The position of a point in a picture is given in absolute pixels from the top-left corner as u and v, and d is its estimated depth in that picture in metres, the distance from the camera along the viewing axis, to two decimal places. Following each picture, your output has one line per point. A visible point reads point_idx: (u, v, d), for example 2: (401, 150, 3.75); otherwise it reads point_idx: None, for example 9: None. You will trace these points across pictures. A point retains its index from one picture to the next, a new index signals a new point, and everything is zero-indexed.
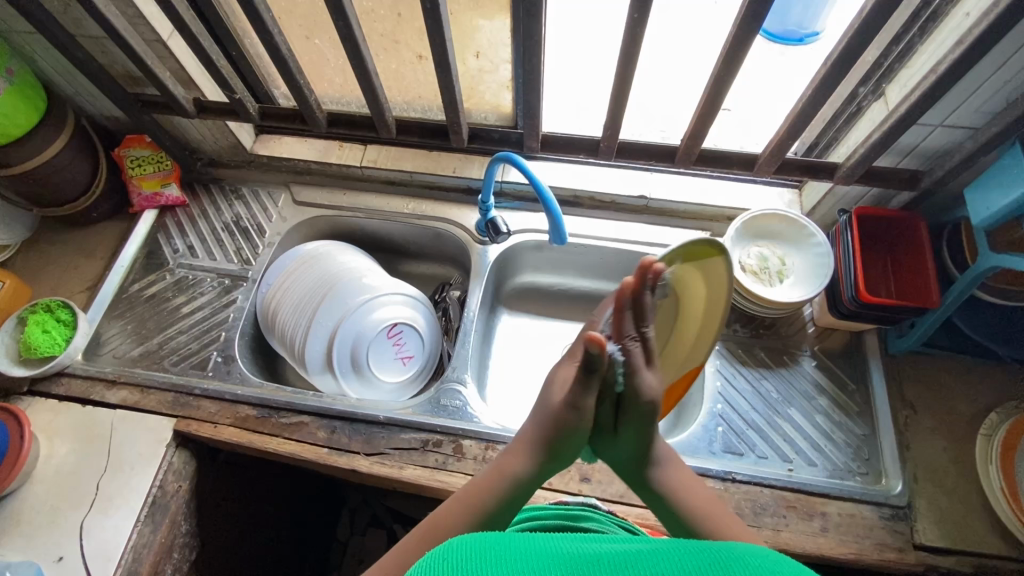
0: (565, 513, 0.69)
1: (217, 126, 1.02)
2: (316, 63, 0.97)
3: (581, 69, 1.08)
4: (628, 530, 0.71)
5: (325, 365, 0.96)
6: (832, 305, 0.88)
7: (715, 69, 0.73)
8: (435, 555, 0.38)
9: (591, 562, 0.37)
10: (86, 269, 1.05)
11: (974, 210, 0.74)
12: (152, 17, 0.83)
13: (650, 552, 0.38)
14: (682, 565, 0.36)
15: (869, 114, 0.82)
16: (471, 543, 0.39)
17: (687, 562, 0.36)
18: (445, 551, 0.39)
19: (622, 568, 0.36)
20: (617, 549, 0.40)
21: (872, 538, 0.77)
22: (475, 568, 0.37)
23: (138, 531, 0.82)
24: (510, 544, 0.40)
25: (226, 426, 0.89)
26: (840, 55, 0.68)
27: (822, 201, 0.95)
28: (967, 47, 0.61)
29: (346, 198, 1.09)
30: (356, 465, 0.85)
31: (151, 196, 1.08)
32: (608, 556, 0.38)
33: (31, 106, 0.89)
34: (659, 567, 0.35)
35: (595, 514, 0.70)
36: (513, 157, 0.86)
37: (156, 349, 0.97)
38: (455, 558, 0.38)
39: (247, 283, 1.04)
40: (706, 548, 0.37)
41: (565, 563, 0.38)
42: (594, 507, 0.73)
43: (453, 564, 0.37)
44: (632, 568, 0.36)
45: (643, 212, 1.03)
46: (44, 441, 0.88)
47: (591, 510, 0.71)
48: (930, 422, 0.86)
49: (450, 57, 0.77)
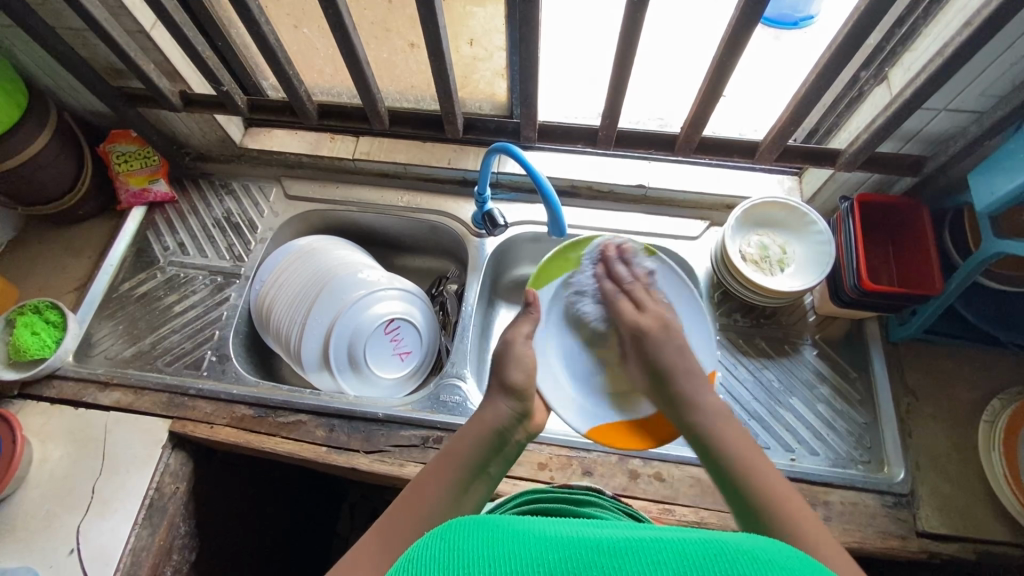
0: (565, 497, 0.69)
1: (206, 119, 1.00)
2: (306, 53, 0.95)
3: (579, 56, 1.06)
4: (631, 514, 0.70)
5: (322, 362, 0.95)
6: (833, 294, 0.87)
7: (717, 54, 0.71)
8: (437, 531, 0.38)
9: (595, 546, 0.36)
10: (74, 268, 1.03)
11: (978, 195, 0.72)
12: (133, 6, 0.80)
13: (657, 540, 0.36)
14: (687, 551, 0.34)
15: (871, 98, 0.80)
16: (474, 520, 0.39)
17: (694, 554, 0.34)
18: (448, 526, 0.39)
19: (625, 558, 0.34)
20: (625, 534, 0.38)
21: (875, 526, 0.77)
22: (473, 547, 0.36)
23: (137, 533, 0.81)
24: (511, 523, 0.39)
25: (222, 426, 0.88)
26: (846, 37, 0.66)
27: (822, 188, 0.93)
28: (976, 28, 0.60)
29: (339, 192, 1.07)
30: (356, 464, 0.84)
31: (139, 193, 1.05)
32: (613, 541, 0.36)
33: (13, 102, 0.86)
34: (663, 554, 0.34)
35: (596, 499, 0.69)
36: (511, 148, 0.84)
37: (148, 349, 0.96)
38: (455, 535, 0.38)
39: (240, 280, 1.02)
40: (715, 541, 0.35)
41: (566, 544, 0.36)
42: (598, 493, 0.73)
43: (452, 543, 0.37)
44: (634, 557, 0.34)
45: (641, 201, 1.01)
46: (38, 445, 0.87)
47: (595, 495, 0.71)
48: (931, 409, 0.86)
49: (443, 44, 0.74)
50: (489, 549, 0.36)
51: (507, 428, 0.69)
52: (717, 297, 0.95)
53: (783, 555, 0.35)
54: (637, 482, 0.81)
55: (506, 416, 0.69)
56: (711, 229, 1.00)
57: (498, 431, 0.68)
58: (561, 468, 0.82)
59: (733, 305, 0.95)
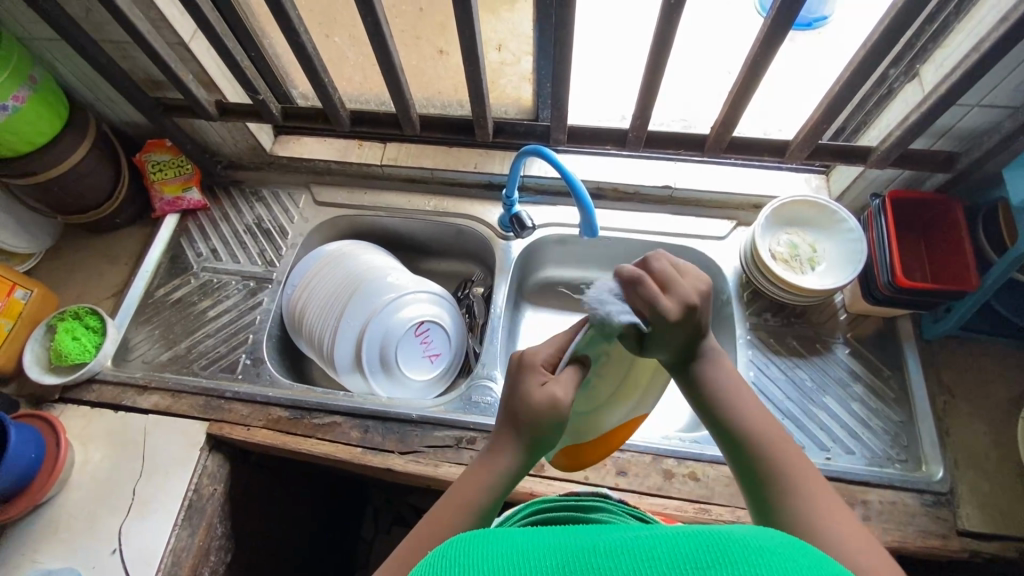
0: (573, 504, 0.68)
1: (238, 127, 1.02)
2: (337, 62, 0.98)
3: (606, 63, 1.07)
4: (639, 518, 0.69)
5: (354, 365, 0.96)
6: (865, 291, 0.87)
7: (750, 55, 0.72)
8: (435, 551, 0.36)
9: (590, 548, 0.34)
10: (112, 275, 1.06)
11: (1014, 190, 0.72)
12: (174, 19, 0.82)
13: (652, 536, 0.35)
14: (678, 547, 0.33)
15: (902, 95, 0.80)
16: (470, 534, 0.37)
17: (683, 545, 0.33)
18: (444, 545, 0.37)
19: (619, 557, 0.33)
20: (620, 534, 0.36)
21: (915, 525, 0.77)
22: (472, 562, 0.34)
23: (176, 534, 0.83)
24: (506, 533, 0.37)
25: (259, 428, 0.89)
26: (879, 38, 0.67)
27: (852, 186, 0.93)
28: (1012, 24, 0.60)
29: (367, 198, 1.09)
30: (391, 464, 0.85)
31: (173, 201, 1.08)
32: (609, 540, 0.35)
33: (54, 113, 0.89)
34: (655, 551, 0.33)
35: (606, 504, 0.68)
36: (542, 150, 0.85)
37: (184, 353, 0.97)
38: (452, 555, 0.36)
39: (272, 285, 1.03)
40: (702, 532, 0.34)
41: (562, 547, 0.35)
42: (605, 498, 0.72)
43: (452, 559, 0.35)
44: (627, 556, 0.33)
45: (667, 202, 1.02)
46: (79, 448, 0.89)
47: (601, 501, 0.69)
48: (968, 406, 0.85)
49: (478, 50, 0.76)
50: (486, 559, 0.34)
51: (516, 471, 0.52)
52: (747, 297, 0.95)
53: (775, 541, 0.34)
54: (672, 481, 0.81)
55: (512, 460, 0.52)
56: (738, 228, 1.00)
57: (502, 477, 0.52)
58: (595, 468, 0.82)
59: (763, 304, 0.94)
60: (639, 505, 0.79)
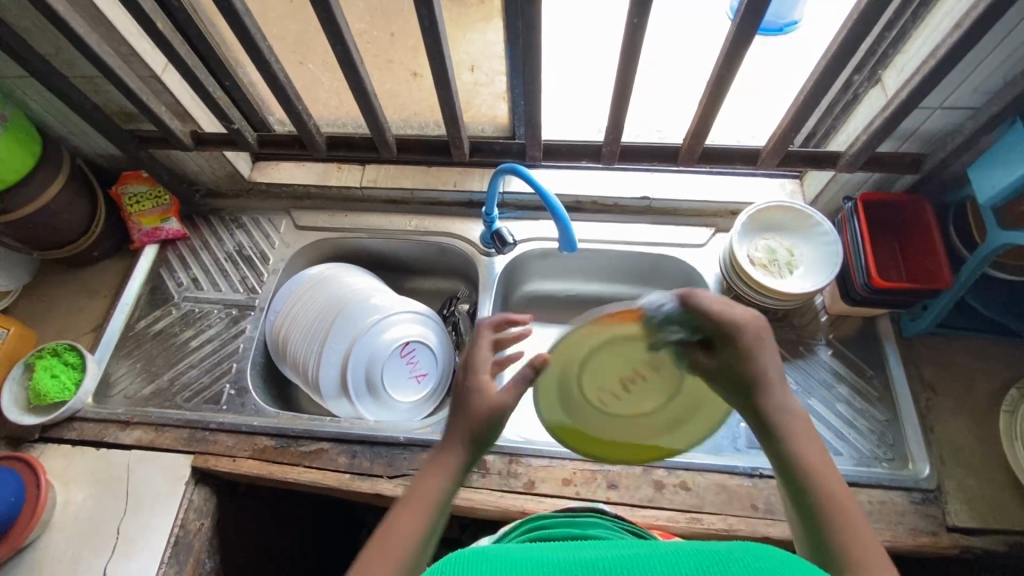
0: (565, 521, 0.67)
1: (215, 155, 1.03)
2: (312, 87, 0.99)
3: (580, 78, 1.09)
4: (634, 533, 0.68)
5: (340, 390, 0.95)
6: (843, 293, 0.88)
7: (715, 68, 0.73)
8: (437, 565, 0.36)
9: (589, 568, 0.35)
10: (91, 310, 1.04)
11: (979, 189, 0.73)
12: (144, 52, 0.83)
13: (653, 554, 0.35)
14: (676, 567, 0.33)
15: (866, 100, 0.82)
16: (469, 549, 0.38)
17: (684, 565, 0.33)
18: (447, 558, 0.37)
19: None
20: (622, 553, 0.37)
21: (905, 524, 0.77)
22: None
23: (164, 572, 0.81)
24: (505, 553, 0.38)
25: (245, 459, 0.88)
26: (839, 49, 0.69)
27: (825, 189, 0.95)
28: (966, 29, 0.62)
29: (347, 220, 1.09)
30: (380, 489, 0.84)
31: (152, 232, 1.07)
32: (610, 560, 0.36)
33: (27, 150, 0.88)
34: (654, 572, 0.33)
35: (598, 519, 0.68)
36: (517, 168, 0.86)
37: (167, 386, 0.96)
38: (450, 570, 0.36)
39: (254, 312, 1.03)
40: (702, 551, 0.34)
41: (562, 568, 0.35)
42: (600, 513, 0.71)
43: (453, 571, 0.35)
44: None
45: (646, 212, 1.03)
46: (61, 488, 0.87)
47: (595, 516, 0.69)
48: (951, 402, 0.86)
49: (448, 73, 0.77)
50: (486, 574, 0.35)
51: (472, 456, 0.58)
52: None
53: (775, 559, 0.34)
54: (663, 492, 0.81)
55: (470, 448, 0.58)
56: (718, 235, 1.01)
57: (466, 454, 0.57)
58: (585, 482, 0.82)
59: None
60: (633, 518, 0.79)
